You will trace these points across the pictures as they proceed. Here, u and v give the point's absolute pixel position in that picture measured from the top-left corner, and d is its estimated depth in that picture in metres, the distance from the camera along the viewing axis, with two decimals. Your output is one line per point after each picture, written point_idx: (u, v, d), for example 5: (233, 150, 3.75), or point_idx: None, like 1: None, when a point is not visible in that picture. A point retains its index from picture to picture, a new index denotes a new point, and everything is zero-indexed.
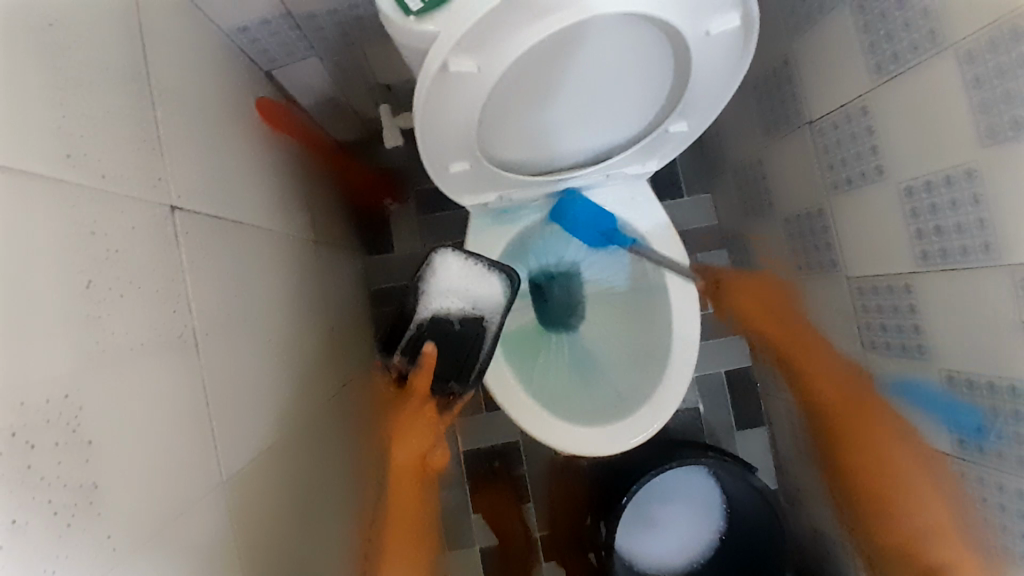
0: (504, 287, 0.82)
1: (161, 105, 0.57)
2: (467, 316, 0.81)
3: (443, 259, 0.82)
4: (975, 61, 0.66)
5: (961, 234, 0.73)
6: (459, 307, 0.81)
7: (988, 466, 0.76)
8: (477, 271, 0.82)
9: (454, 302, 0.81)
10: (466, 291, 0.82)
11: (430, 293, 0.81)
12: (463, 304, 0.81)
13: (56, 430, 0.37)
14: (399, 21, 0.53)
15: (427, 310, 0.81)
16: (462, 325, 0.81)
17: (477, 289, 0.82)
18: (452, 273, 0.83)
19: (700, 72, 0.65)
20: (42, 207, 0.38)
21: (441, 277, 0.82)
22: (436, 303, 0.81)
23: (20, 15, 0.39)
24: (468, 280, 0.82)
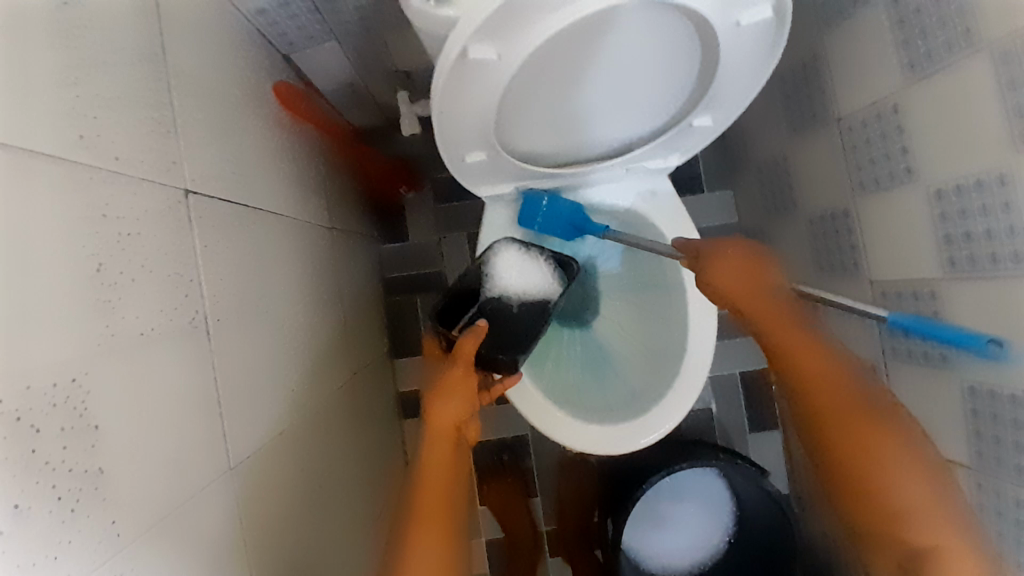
0: (559, 284, 0.85)
1: (177, 88, 0.56)
2: (526, 300, 0.84)
3: (505, 249, 0.87)
4: (1010, 60, 0.63)
5: (991, 241, 0.70)
6: (519, 291, 0.84)
7: (1005, 481, 0.74)
8: (536, 261, 0.86)
9: (514, 286, 0.84)
10: (525, 277, 0.85)
11: (494, 275, 0.85)
12: (522, 287, 0.84)
13: (62, 415, 0.36)
14: (419, 5, 0.50)
15: (490, 289, 0.84)
16: (519, 308, 0.83)
17: (535, 276, 0.85)
18: (511, 262, 0.86)
19: (727, 66, 0.63)
20: (55, 191, 0.38)
21: (504, 261, 0.86)
22: (498, 284, 0.84)
23: None
24: (528, 267, 0.86)
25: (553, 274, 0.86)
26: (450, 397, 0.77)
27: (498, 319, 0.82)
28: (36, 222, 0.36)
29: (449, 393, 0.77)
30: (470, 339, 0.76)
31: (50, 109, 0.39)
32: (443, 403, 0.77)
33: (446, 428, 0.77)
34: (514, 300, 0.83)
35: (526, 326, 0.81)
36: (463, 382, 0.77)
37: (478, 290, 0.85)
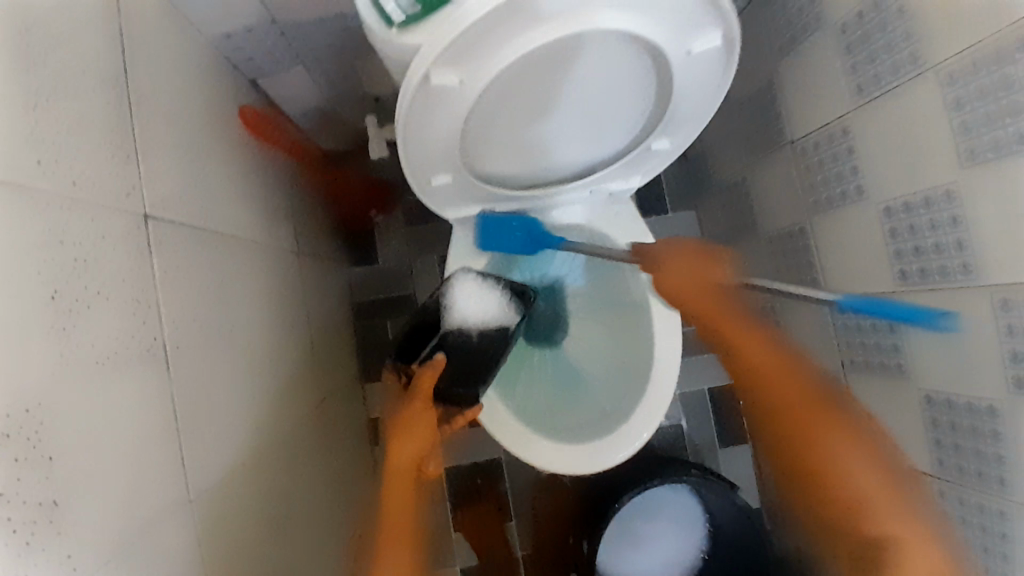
0: (517, 313, 0.87)
1: (140, 111, 0.56)
2: (485, 329, 0.84)
3: (462, 280, 0.86)
4: (956, 82, 0.67)
5: (940, 254, 0.74)
6: (479, 320, 0.85)
7: (969, 487, 0.77)
8: (494, 291, 0.87)
9: (474, 315, 0.85)
10: (483, 307, 0.86)
11: (452, 306, 0.85)
12: (481, 317, 0.85)
13: (17, 446, 0.35)
14: (382, 35, 0.52)
15: (450, 319, 0.84)
16: (481, 336, 0.84)
17: (494, 307, 0.86)
18: (469, 292, 0.86)
19: (682, 91, 0.65)
20: (11, 215, 0.37)
21: (462, 292, 0.86)
22: (459, 313, 0.84)
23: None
24: (486, 297, 0.87)
25: (511, 302, 0.88)
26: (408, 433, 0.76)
27: (459, 349, 0.82)
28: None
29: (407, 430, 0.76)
30: (429, 372, 0.78)
31: (15, 130, 0.38)
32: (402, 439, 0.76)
33: (405, 466, 0.75)
34: (474, 330, 0.84)
35: (487, 355, 0.83)
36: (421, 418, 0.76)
37: (438, 321, 0.84)
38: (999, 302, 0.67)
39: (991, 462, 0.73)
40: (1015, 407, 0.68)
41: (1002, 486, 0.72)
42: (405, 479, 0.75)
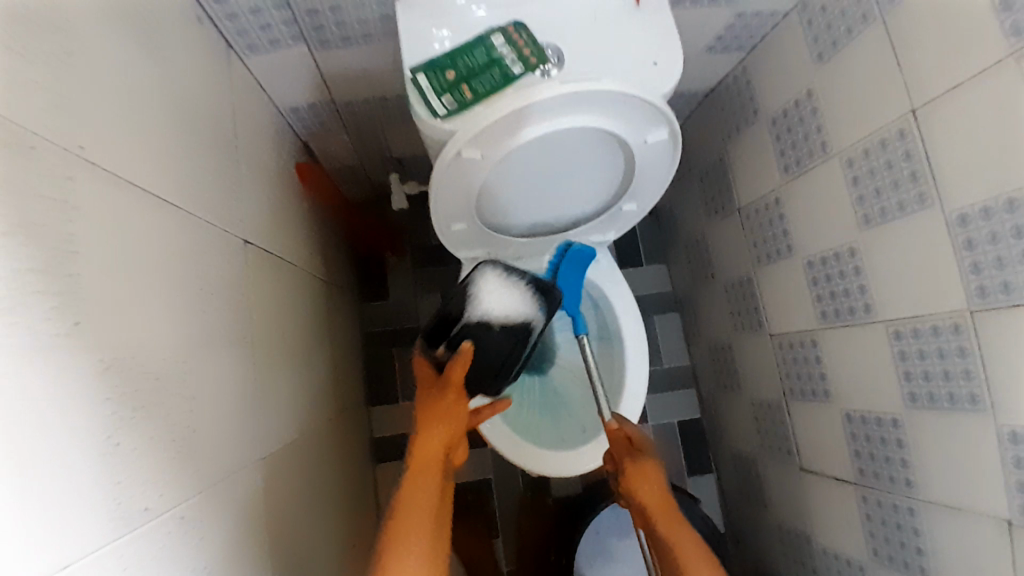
0: (539, 307, 0.91)
1: (241, 165, 0.76)
2: (510, 321, 0.89)
3: (486, 275, 0.91)
4: (853, 165, 0.89)
5: (848, 298, 0.94)
6: (502, 314, 0.89)
7: (884, 489, 0.93)
8: (517, 286, 0.92)
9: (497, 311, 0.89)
10: (508, 299, 0.90)
11: (476, 300, 0.89)
12: (505, 311, 0.89)
13: (177, 383, 0.52)
14: (429, 120, 0.72)
15: (473, 314, 0.88)
16: (502, 330, 0.88)
17: (515, 301, 0.91)
18: (494, 285, 0.91)
19: (643, 169, 0.86)
20: (177, 230, 0.56)
21: (488, 287, 0.90)
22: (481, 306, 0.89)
23: (167, 100, 0.58)
24: (508, 292, 0.90)
25: (533, 296, 0.92)
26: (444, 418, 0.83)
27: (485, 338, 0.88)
28: (167, 250, 0.53)
29: (435, 419, 0.83)
30: (457, 365, 0.82)
31: (174, 172, 0.57)
32: (439, 425, 0.82)
33: (437, 449, 0.81)
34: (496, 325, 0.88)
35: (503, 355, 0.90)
36: (451, 409, 0.83)
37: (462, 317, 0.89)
38: (893, 333, 0.87)
39: (898, 464, 0.90)
40: (911, 417, 0.86)
41: (908, 484, 0.89)
42: (431, 468, 0.79)
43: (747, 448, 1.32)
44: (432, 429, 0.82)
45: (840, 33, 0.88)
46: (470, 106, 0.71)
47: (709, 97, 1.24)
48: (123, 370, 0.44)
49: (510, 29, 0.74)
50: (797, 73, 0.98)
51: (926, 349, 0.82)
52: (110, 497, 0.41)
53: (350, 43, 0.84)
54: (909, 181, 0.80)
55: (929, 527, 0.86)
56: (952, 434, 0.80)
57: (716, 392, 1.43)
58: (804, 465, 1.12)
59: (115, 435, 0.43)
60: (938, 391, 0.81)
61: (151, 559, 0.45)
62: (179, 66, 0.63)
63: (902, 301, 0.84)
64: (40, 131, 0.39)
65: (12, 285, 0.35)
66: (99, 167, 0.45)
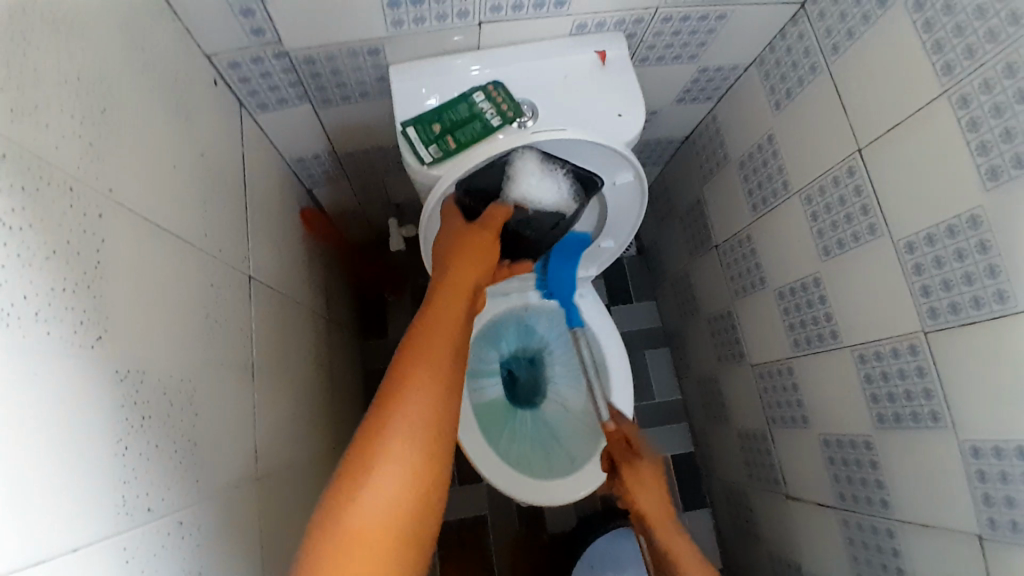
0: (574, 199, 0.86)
1: (249, 208, 0.83)
2: (543, 210, 0.85)
3: (526, 156, 0.78)
4: (812, 200, 0.96)
5: (817, 325, 0.99)
6: (535, 204, 0.83)
7: (864, 511, 0.96)
8: (558, 176, 0.81)
9: (533, 196, 0.82)
10: (546, 188, 0.82)
11: (515, 180, 0.80)
12: (538, 200, 0.83)
13: (183, 397, 0.57)
14: (418, 167, 0.80)
15: (509, 197, 0.81)
16: (536, 215, 0.85)
17: (553, 189, 0.82)
18: (530, 174, 0.80)
19: (616, 209, 0.94)
20: (189, 263, 0.63)
21: (528, 170, 0.79)
22: (518, 192, 0.81)
23: (185, 150, 0.67)
24: (546, 182, 0.81)
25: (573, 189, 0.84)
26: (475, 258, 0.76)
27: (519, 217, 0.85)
28: (179, 280, 0.60)
29: (472, 252, 0.77)
30: (500, 208, 0.80)
31: (189, 212, 0.65)
32: (467, 261, 0.76)
33: (467, 283, 0.73)
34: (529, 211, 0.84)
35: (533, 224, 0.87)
36: (484, 245, 0.78)
37: (499, 190, 0.81)
38: (859, 357, 0.92)
39: (874, 485, 0.93)
40: (882, 438, 0.90)
41: (885, 505, 0.91)
42: (463, 295, 0.72)
43: (737, 479, 1.34)
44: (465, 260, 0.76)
45: (794, 83, 0.97)
46: (454, 154, 0.80)
47: (684, 143, 1.34)
48: (137, 382, 0.50)
49: (489, 86, 0.83)
50: (759, 120, 1.07)
51: (889, 371, 0.87)
52: (119, 493, 0.46)
53: (349, 102, 0.94)
54: (861, 213, 0.87)
55: (908, 546, 0.88)
56: (920, 452, 0.84)
57: (705, 425, 1.46)
58: (790, 493, 1.14)
59: (127, 438, 0.48)
60: (903, 411, 0.86)
61: (152, 555, 0.49)
62: (197, 121, 0.71)
63: (864, 326, 0.90)
64: (77, 175, 0.47)
65: (47, 299, 0.41)
66: (123, 206, 0.52)
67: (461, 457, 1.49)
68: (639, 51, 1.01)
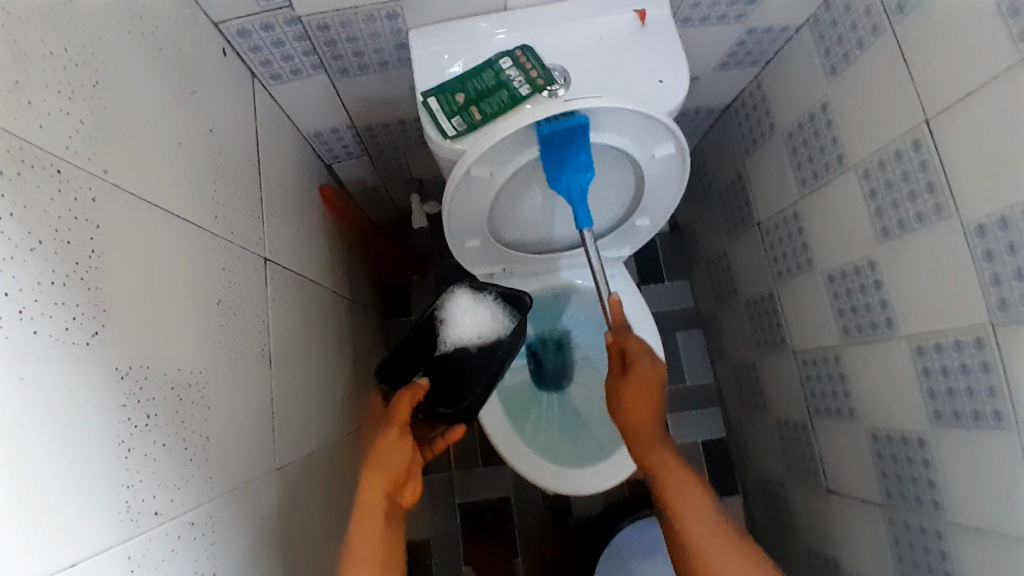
0: (509, 318, 0.89)
1: (264, 188, 0.80)
2: (482, 342, 0.87)
3: (456, 295, 0.89)
4: (870, 176, 0.88)
5: (870, 312, 0.92)
6: (474, 336, 0.87)
7: (912, 510, 0.89)
8: (488, 304, 0.90)
9: (469, 331, 0.88)
10: (478, 319, 0.89)
11: (448, 325, 0.88)
12: (478, 330, 0.88)
13: (192, 393, 0.54)
14: (439, 141, 0.74)
15: (445, 343, 0.87)
16: (479, 351, 0.87)
17: (485, 319, 0.89)
18: (462, 307, 0.89)
19: (653, 184, 0.87)
20: (199, 247, 0.59)
21: (459, 307, 0.89)
22: (454, 333, 0.87)
23: (192, 127, 0.63)
24: (480, 311, 0.89)
25: (503, 311, 0.91)
26: (382, 461, 0.79)
27: (459, 364, 0.87)
28: (187, 264, 0.56)
29: (381, 457, 0.79)
30: (406, 398, 0.80)
31: (197, 193, 0.61)
32: (376, 469, 0.79)
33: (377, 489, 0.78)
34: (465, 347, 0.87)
35: (473, 368, 0.86)
36: (393, 445, 0.79)
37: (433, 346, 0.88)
38: (916, 348, 0.84)
39: (925, 484, 0.87)
40: (937, 436, 0.83)
41: (936, 505, 0.85)
42: (377, 510, 0.78)
43: (772, 468, 1.29)
44: (378, 469, 0.79)
45: (852, 46, 0.88)
46: (478, 127, 0.74)
47: (725, 113, 1.25)
48: (140, 379, 0.47)
49: (516, 52, 0.76)
50: (812, 87, 0.97)
51: (949, 366, 0.79)
52: (122, 499, 0.44)
53: (367, 72, 0.88)
54: (926, 192, 0.79)
55: (959, 551, 0.82)
56: (978, 454, 0.77)
57: (740, 412, 1.40)
58: (830, 486, 1.08)
59: (129, 440, 0.46)
60: (963, 408, 0.78)
61: (160, 561, 0.48)
62: (203, 95, 0.67)
63: (924, 315, 0.82)
64: (67, 157, 0.43)
65: (33, 296, 0.38)
66: (122, 189, 0.48)
67: (487, 438, 1.46)
68: (680, 13, 0.92)
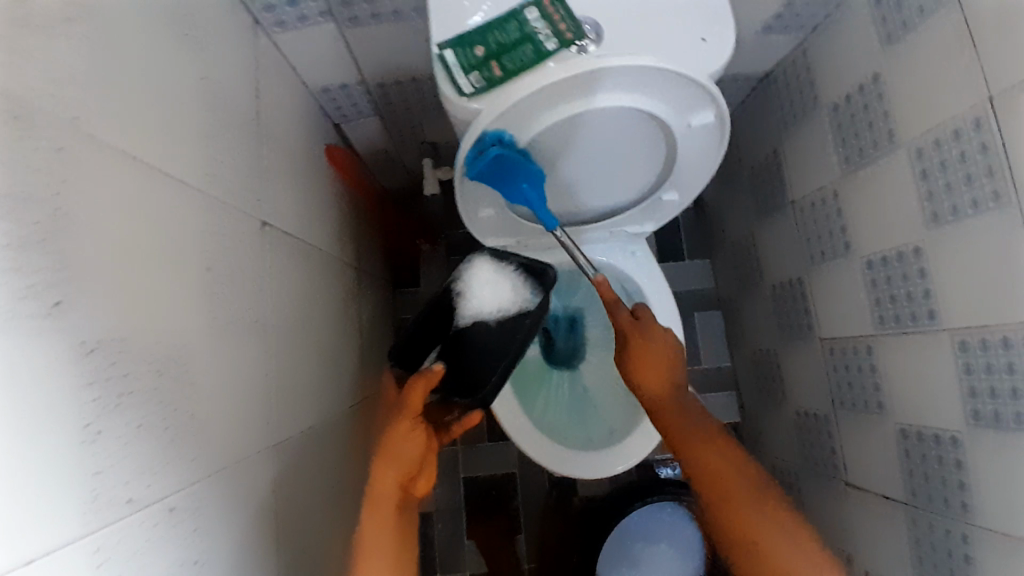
0: (533, 292, 0.84)
1: (265, 145, 0.74)
2: (503, 316, 0.83)
3: (475, 266, 0.86)
4: (923, 155, 0.80)
5: (910, 303, 0.85)
6: (494, 309, 0.83)
7: (937, 514, 0.84)
8: (510, 276, 0.85)
9: (488, 304, 0.84)
10: (499, 291, 0.84)
11: (467, 297, 0.85)
12: (497, 302, 0.83)
13: (174, 367, 0.50)
14: (454, 99, 0.68)
15: (463, 317, 0.84)
16: (498, 324, 0.82)
17: (507, 290, 0.84)
18: (482, 278, 0.85)
19: (685, 155, 0.80)
20: (186, 207, 0.54)
21: (479, 279, 0.85)
22: (471, 308, 0.83)
23: (183, 74, 0.57)
24: (501, 283, 0.84)
25: (526, 283, 0.86)
26: (395, 454, 0.77)
27: (477, 340, 0.82)
28: (170, 225, 0.51)
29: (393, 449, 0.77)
30: (420, 386, 0.75)
31: (186, 148, 0.55)
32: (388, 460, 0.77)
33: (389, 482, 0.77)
34: (485, 321, 0.83)
35: (492, 347, 0.81)
36: (403, 438, 0.77)
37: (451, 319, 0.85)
38: (960, 345, 0.78)
39: (955, 487, 0.81)
40: (973, 439, 0.77)
41: (964, 510, 0.79)
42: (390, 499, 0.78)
43: (787, 458, 1.24)
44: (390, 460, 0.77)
45: (912, 10, 0.79)
46: (499, 85, 0.67)
47: (763, 82, 1.16)
48: (112, 354, 0.43)
49: (544, 2, 0.69)
50: (863, 55, 0.89)
51: (994, 365, 0.73)
52: (89, 486, 0.40)
53: (379, 20, 0.82)
54: (983, 176, 0.71)
55: (985, 561, 0.76)
56: (1017, 462, 0.71)
57: (757, 398, 1.36)
58: (849, 481, 1.04)
59: (98, 421, 0.41)
60: (1004, 411, 0.72)
61: (135, 548, 0.44)
62: (197, 39, 0.60)
63: (970, 309, 0.76)
64: (30, 100, 0.37)
65: None
66: (98, 141, 0.43)
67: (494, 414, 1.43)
68: None
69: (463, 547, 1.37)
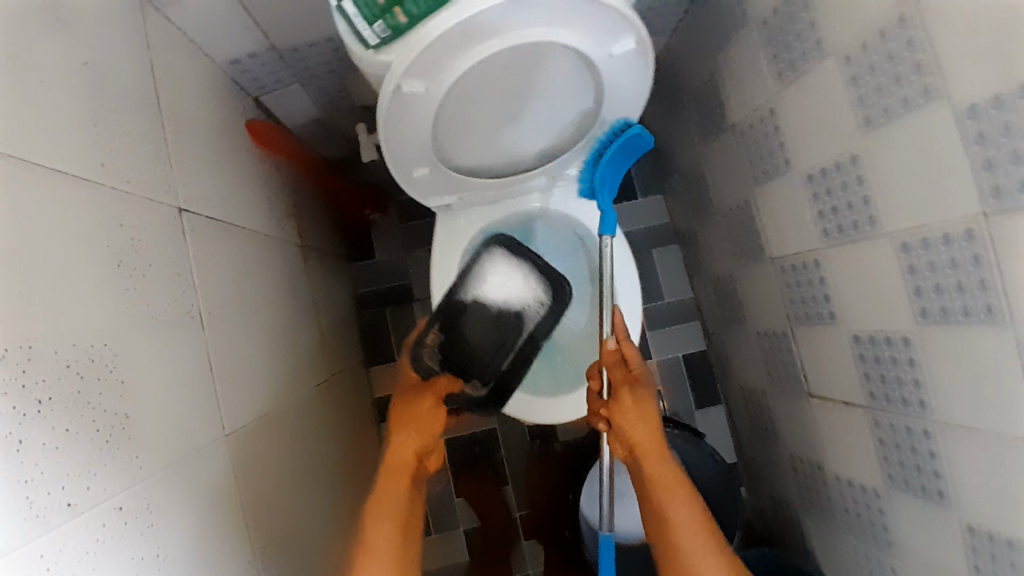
0: (536, 294, 1.02)
1: (169, 126, 0.69)
2: (506, 310, 1.01)
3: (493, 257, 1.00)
4: (852, 61, 0.79)
5: (851, 211, 0.86)
6: (499, 302, 1.01)
7: (896, 411, 0.87)
8: (519, 273, 1.01)
9: (496, 295, 1.01)
10: (508, 287, 1.01)
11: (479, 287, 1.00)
12: (504, 296, 1.01)
13: (98, 367, 0.47)
14: (361, 53, 0.65)
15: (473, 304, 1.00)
16: (499, 315, 1.01)
17: (514, 286, 1.01)
18: (498, 269, 1.01)
19: (614, 86, 0.78)
20: (80, 200, 0.50)
21: (495, 271, 1.01)
22: (482, 297, 1.00)
23: (57, 57, 0.51)
24: (511, 280, 1.01)
25: (534, 282, 1.02)
26: (420, 423, 0.87)
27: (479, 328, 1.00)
28: (63, 222, 0.47)
29: (415, 422, 0.87)
30: (445, 380, 0.96)
31: (72, 138, 0.51)
32: (411, 431, 0.86)
33: (406, 455, 0.84)
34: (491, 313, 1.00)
35: (495, 340, 1.01)
36: (428, 411, 0.88)
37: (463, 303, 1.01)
38: (901, 247, 0.79)
39: (910, 385, 0.84)
40: (922, 336, 0.79)
41: (922, 407, 0.82)
42: (404, 468, 0.83)
43: (755, 378, 1.28)
44: (413, 431, 0.86)
45: None
46: (405, 32, 0.63)
47: (693, 5, 1.13)
48: (23, 361, 0.40)
49: None
50: None
51: (937, 262, 0.74)
52: (21, 497, 0.39)
53: None
54: (913, 73, 0.70)
55: (944, 451, 0.80)
56: (962, 350, 0.73)
57: (721, 325, 1.38)
58: (812, 391, 1.08)
59: (20, 430, 0.39)
60: (951, 305, 0.73)
61: (83, 555, 0.43)
62: (72, 17, 0.55)
63: (908, 210, 0.76)
64: None
65: None
66: None
67: None
68: None
69: (453, 505, 1.40)
